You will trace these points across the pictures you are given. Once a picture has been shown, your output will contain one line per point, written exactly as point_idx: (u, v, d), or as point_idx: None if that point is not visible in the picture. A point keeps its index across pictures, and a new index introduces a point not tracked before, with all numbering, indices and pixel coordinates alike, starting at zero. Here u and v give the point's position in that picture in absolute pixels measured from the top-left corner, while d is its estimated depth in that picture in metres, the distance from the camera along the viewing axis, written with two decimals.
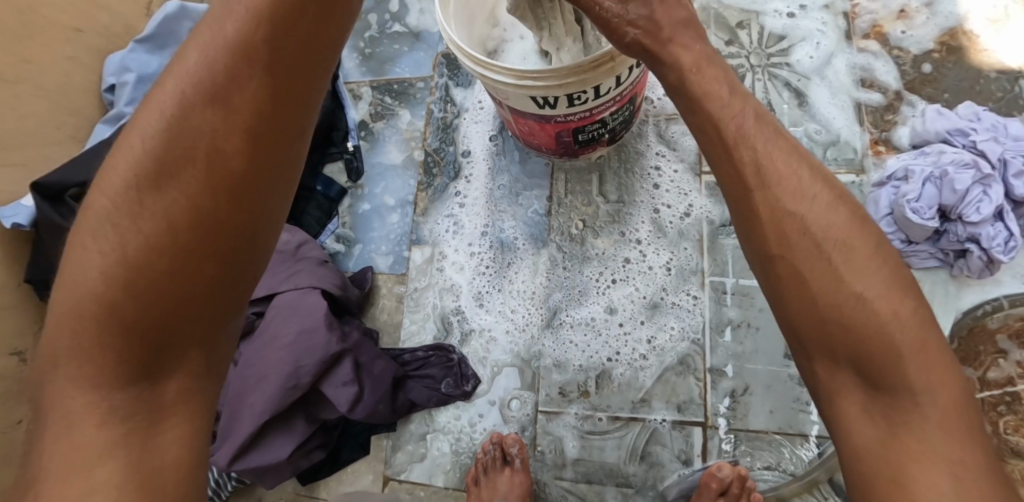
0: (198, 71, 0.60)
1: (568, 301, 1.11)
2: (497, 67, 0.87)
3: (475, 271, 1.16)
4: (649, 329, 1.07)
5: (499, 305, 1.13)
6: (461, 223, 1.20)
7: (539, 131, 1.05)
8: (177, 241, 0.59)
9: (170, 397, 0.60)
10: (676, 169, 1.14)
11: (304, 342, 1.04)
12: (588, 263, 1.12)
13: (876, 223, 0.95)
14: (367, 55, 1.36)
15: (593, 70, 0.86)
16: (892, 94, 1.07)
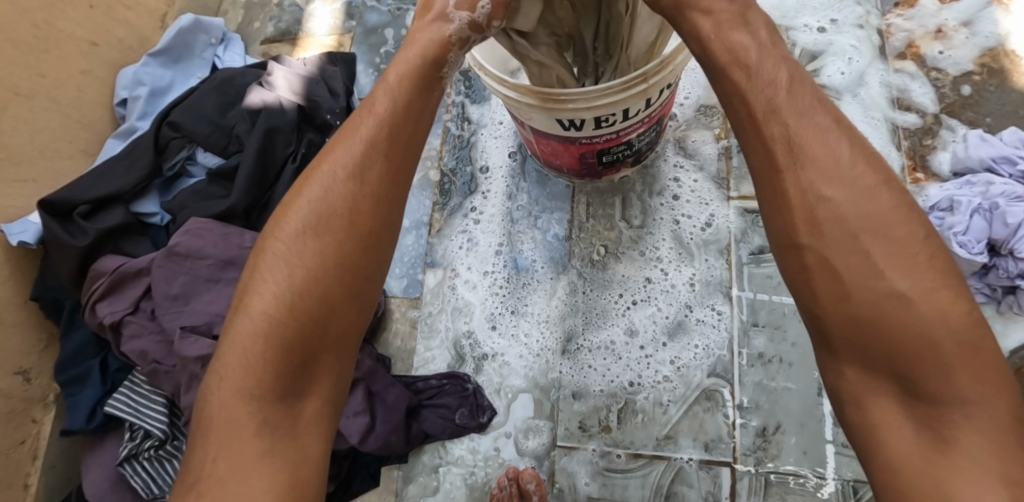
0: (340, 139, 0.71)
1: (585, 325, 1.06)
2: (523, 88, 0.83)
3: (489, 291, 1.12)
4: (671, 353, 1.02)
5: (513, 327, 1.09)
6: (475, 240, 1.16)
7: (563, 152, 1.01)
8: (312, 288, 0.67)
9: (306, 416, 0.66)
10: (695, 179, 1.10)
11: None
12: (606, 284, 1.08)
13: None
14: (383, 72, 1.33)
15: (624, 92, 0.81)
16: (931, 118, 1.02)
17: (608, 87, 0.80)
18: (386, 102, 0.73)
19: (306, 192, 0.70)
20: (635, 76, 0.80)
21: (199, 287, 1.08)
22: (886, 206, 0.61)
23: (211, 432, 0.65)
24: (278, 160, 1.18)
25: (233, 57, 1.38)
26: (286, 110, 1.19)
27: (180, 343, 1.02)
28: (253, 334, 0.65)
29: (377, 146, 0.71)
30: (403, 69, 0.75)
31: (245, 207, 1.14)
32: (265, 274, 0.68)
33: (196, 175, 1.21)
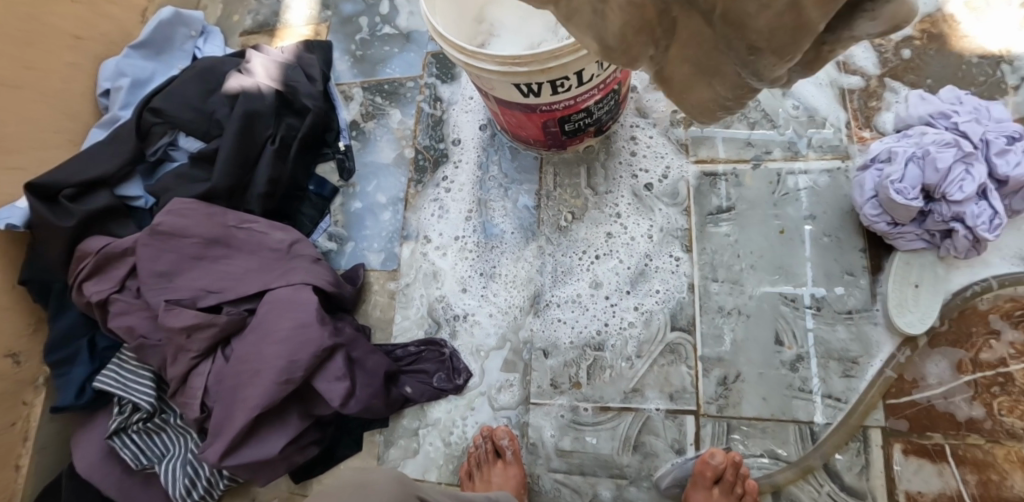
0: None
1: (551, 282, 1.12)
2: (482, 54, 0.89)
3: (459, 255, 1.18)
4: (633, 305, 1.07)
5: (484, 289, 1.14)
6: (446, 209, 1.21)
7: (527, 123, 1.07)
8: None
9: None
10: (651, 136, 1.15)
11: (299, 336, 1.04)
12: (571, 242, 1.13)
13: (862, 206, 0.95)
14: (359, 58, 1.38)
15: (574, 54, 0.87)
16: (876, 81, 1.09)
17: (559, 48, 0.86)
18: None
19: None
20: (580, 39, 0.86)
21: (184, 264, 1.13)
22: None
23: None
24: (258, 142, 1.22)
25: (212, 49, 1.43)
26: (264, 95, 1.24)
27: (165, 314, 1.06)
28: None
29: None
30: None
31: (228, 188, 1.19)
32: None
33: (178, 159, 1.25)
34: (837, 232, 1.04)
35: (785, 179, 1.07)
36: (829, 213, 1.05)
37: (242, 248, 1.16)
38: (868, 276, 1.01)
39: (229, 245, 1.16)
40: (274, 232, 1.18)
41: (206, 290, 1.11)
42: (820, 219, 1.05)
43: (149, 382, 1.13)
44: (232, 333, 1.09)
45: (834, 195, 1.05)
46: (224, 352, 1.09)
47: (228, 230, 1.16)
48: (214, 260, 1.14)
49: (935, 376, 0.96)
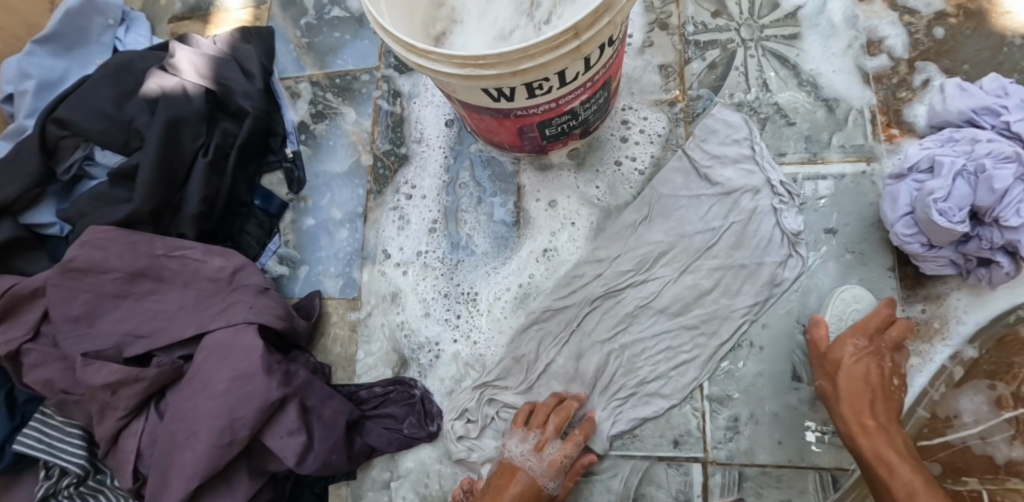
0: None
1: (528, 304, 1.00)
2: (436, 54, 0.70)
3: (421, 273, 1.05)
4: (612, 326, 0.94)
5: (452, 311, 1.02)
6: (408, 219, 1.08)
7: (499, 128, 0.90)
8: None
9: None
10: (645, 116, 1.01)
11: (239, 390, 0.90)
12: (552, 258, 1.00)
13: (893, 224, 0.81)
14: (305, 47, 1.20)
15: (554, 52, 0.70)
16: (905, 66, 0.94)
17: (533, 45, 0.68)
18: None
19: None
20: (564, 29, 0.68)
21: (104, 305, 0.97)
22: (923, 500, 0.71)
23: None
24: (186, 154, 1.05)
25: (136, 40, 1.23)
26: (190, 99, 1.06)
27: (83, 370, 0.90)
28: None
29: None
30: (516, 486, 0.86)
31: (153, 210, 1.02)
32: None
33: (98, 177, 1.08)
34: (861, 247, 0.90)
35: (781, 217, 0.91)
36: (852, 225, 0.91)
37: (175, 280, 1.01)
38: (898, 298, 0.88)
39: (158, 278, 1.00)
40: (212, 258, 1.02)
41: (133, 335, 0.96)
42: (841, 232, 0.91)
43: (79, 441, 0.99)
44: (163, 385, 0.94)
45: (857, 203, 0.91)
46: (157, 406, 0.95)
47: (156, 260, 1.00)
48: (141, 297, 0.99)
49: (971, 413, 0.84)
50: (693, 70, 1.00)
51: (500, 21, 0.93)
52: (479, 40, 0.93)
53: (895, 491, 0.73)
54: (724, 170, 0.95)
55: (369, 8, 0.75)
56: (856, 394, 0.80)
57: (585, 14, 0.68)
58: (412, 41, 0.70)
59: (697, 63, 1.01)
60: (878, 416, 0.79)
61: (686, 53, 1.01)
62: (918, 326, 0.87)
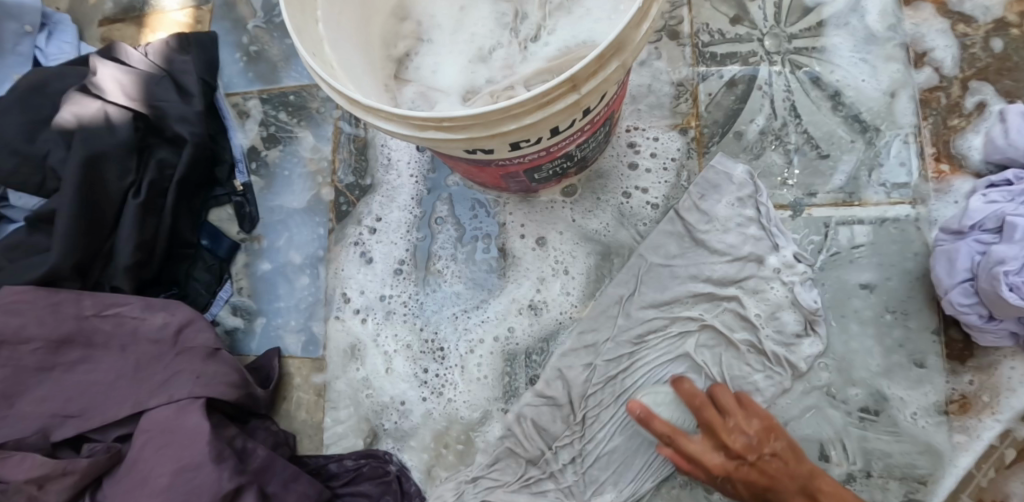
0: None
1: (514, 360, 0.87)
2: (387, 113, 0.54)
3: (384, 321, 0.92)
4: (622, 399, 0.81)
5: (417, 367, 0.90)
6: (372, 257, 0.94)
7: (478, 173, 0.75)
8: None
9: None
10: (656, 139, 0.87)
11: (183, 485, 0.78)
12: (538, 308, 0.88)
13: (949, 291, 0.69)
14: (254, 56, 1.03)
15: (545, 111, 0.54)
16: (957, 87, 0.81)
17: (515, 103, 0.52)
18: None
19: None
20: (560, 81, 0.52)
21: (26, 380, 0.84)
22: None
23: None
24: (114, 194, 0.90)
25: (60, 49, 1.06)
26: (115, 129, 0.90)
27: (0, 465, 0.78)
28: None
29: None
30: None
31: (76, 264, 0.88)
32: None
33: (16, 219, 0.95)
34: (903, 306, 0.78)
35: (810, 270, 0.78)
36: (893, 281, 0.79)
37: (108, 344, 0.87)
38: (943, 366, 0.76)
39: (89, 343, 0.87)
40: (153, 315, 0.88)
41: (62, 414, 0.84)
42: (880, 288, 0.79)
43: None
44: (99, 472, 0.82)
45: (898, 254, 0.79)
46: (93, 497, 0.82)
47: (85, 323, 0.87)
48: (69, 368, 0.86)
49: None
50: (709, 89, 0.86)
51: (477, 38, 0.74)
52: (454, 62, 0.74)
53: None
54: (741, 207, 0.81)
55: (301, 48, 0.59)
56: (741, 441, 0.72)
57: (586, 60, 0.52)
58: (353, 98, 0.54)
59: (714, 80, 0.86)
60: (772, 489, 0.71)
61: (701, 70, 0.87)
62: (966, 398, 0.76)
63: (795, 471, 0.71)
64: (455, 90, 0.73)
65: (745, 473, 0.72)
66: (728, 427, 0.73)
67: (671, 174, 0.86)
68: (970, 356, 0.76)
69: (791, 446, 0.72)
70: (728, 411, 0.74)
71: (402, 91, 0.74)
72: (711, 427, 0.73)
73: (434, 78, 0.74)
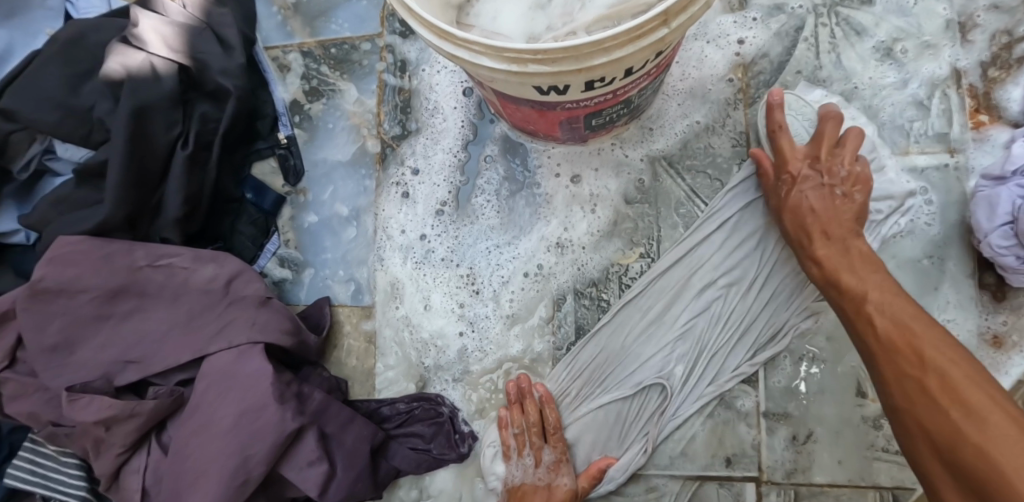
0: (881, 311, 0.70)
1: (554, 299, 0.91)
2: (479, 45, 0.55)
3: (422, 260, 0.95)
4: (664, 341, 0.85)
5: (455, 302, 0.93)
6: (414, 196, 0.96)
7: (538, 118, 0.77)
8: (941, 347, 0.65)
9: (937, 344, 0.65)
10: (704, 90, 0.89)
11: (248, 426, 0.81)
12: (575, 249, 0.91)
13: (989, 235, 0.74)
14: (292, 9, 1.03)
15: (635, 45, 0.55)
16: (999, 39, 0.84)
17: (610, 35, 0.53)
18: (920, 339, 0.66)
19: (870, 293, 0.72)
20: (652, 15, 0.53)
21: (86, 330, 0.86)
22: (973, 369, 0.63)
23: (919, 354, 0.66)
24: (161, 147, 0.91)
25: (90, 2, 1.04)
26: (161, 80, 0.91)
27: (69, 407, 0.81)
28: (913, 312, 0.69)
29: (918, 376, 0.65)
30: (876, 275, 0.73)
31: (127, 215, 0.89)
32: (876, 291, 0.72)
33: (63, 173, 0.96)
34: (941, 252, 0.82)
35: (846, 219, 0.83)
36: (930, 227, 0.82)
37: (161, 294, 0.89)
38: (977, 308, 0.81)
39: (142, 293, 0.89)
40: (203, 266, 0.90)
41: (122, 361, 0.86)
42: (918, 235, 0.83)
43: (77, 471, 0.88)
44: (162, 417, 0.85)
45: (937, 201, 0.83)
46: (158, 439, 0.86)
47: (138, 275, 0.88)
48: (125, 318, 0.88)
49: None
50: (757, 40, 0.89)
51: None
52: (514, 8, 0.75)
53: (934, 377, 0.63)
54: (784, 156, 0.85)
55: None
56: (925, 333, 0.67)
57: None
58: (448, 29, 0.54)
59: (762, 31, 0.89)
60: (819, 216, 0.77)
61: (748, 10, 0.89)
62: (997, 337, 0.80)
63: (843, 222, 0.77)
64: (518, 36, 0.74)
65: (827, 205, 0.78)
66: (832, 157, 0.80)
67: (715, 122, 0.89)
68: (1003, 298, 0.81)
69: (859, 204, 0.78)
70: (800, 149, 0.82)
71: None
72: (793, 205, 0.79)
73: (495, 24, 0.75)
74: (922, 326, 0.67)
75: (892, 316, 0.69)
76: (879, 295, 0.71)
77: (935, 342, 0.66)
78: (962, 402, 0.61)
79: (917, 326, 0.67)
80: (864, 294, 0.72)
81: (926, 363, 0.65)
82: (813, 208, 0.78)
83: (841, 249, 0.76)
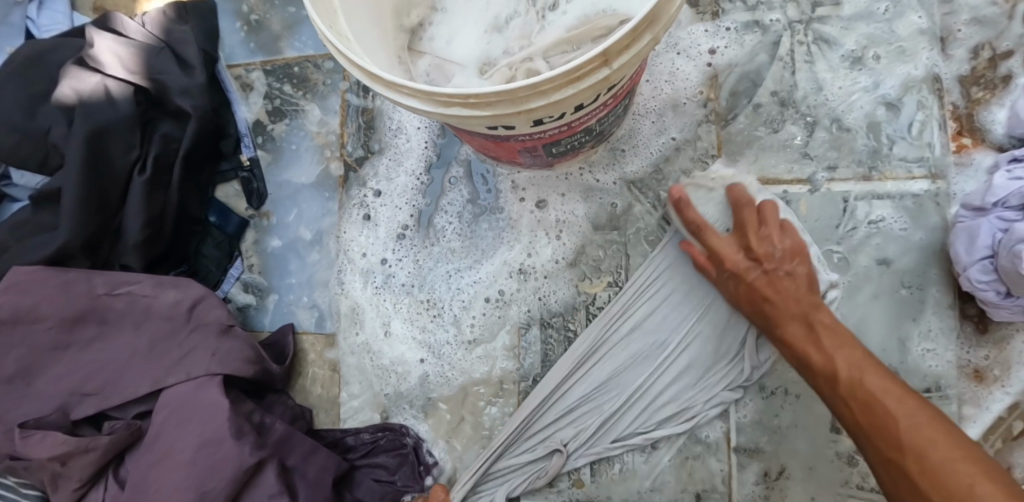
0: (864, 384, 0.65)
1: (517, 325, 0.88)
2: (410, 89, 0.52)
3: (382, 286, 0.92)
4: (635, 376, 0.82)
5: (415, 327, 0.91)
6: (376, 219, 0.93)
7: (495, 147, 0.74)
8: (901, 410, 0.62)
9: (875, 388, 0.64)
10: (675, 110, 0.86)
11: (206, 459, 0.78)
12: (538, 275, 0.88)
13: (968, 268, 0.71)
14: (255, 25, 1.00)
15: (575, 86, 0.52)
16: (982, 58, 0.80)
17: (545, 78, 0.50)
18: (880, 404, 0.63)
19: (837, 355, 0.68)
20: (592, 55, 0.50)
21: (43, 361, 0.84)
22: (941, 435, 0.59)
23: (868, 403, 0.63)
24: (119, 171, 0.88)
25: (52, 20, 1.01)
26: (117, 103, 0.88)
27: (23, 443, 0.79)
28: (897, 395, 0.63)
29: (882, 402, 0.63)
30: (839, 350, 0.68)
31: (84, 242, 0.86)
32: (835, 355, 0.68)
33: (20, 199, 0.94)
34: (921, 281, 0.79)
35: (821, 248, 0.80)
36: (910, 255, 0.79)
37: (122, 322, 0.87)
38: (957, 341, 0.77)
39: (101, 321, 0.87)
40: (163, 292, 0.88)
41: (79, 393, 0.84)
42: (897, 263, 0.79)
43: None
44: (121, 449, 0.83)
45: (915, 229, 0.79)
46: (116, 473, 0.84)
47: (96, 302, 0.86)
48: (84, 347, 0.86)
49: None
50: (730, 58, 0.85)
51: (493, 6, 0.71)
52: (469, 31, 0.71)
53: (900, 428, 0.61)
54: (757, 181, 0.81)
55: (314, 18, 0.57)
56: (854, 361, 0.67)
57: (620, 33, 0.50)
58: (378, 73, 0.52)
59: (735, 50, 0.85)
60: (774, 303, 0.73)
61: (721, 20, 0.86)
62: (979, 370, 0.77)
63: (801, 299, 0.73)
64: (472, 62, 0.70)
65: (753, 276, 0.75)
66: (761, 236, 0.77)
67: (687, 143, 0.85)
68: (984, 330, 0.77)
69: (807, 276, 0.75)
70: (726, 236, 0.78)
71: (417, 64, 0.72)
72: (743, 228, 0.77)
73: (449, 49, 0.72)
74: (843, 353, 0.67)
75: (849, 362, 0.67)
76: (840, 350, 0.68)
77: (886, 392, 0.63)
78: (916, 453, 0.59)
79: (891, 396, 0.63)
80: (818, 328, 0.70)
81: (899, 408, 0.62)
82: (738, 279, 0.76)
83: (814, 343, 0.70)
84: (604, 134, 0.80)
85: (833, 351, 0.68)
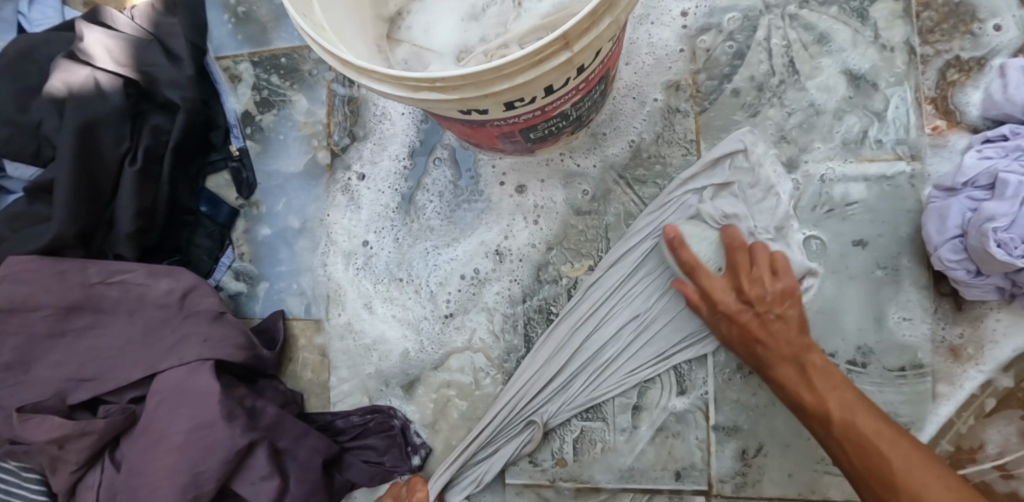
0: (842, 402, 0.69)
1: (493, 301, 0.90)
2: (379, 74, 0.54)
3: (364, 266, 0.94)
4: (608, 351, 0.85)
5: (395, 306, 0.93)
6: (360, 204, 0.95)
7: (473, 133, 0.75)
8: (870, 418, 0.68)
9: (848, 399, 0.69)
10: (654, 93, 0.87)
11: (199, 442, 0.81)
12: (515, 252, 0.90)
13: (939, 248, 0.72)
14: (242, 17, 1.01)
15: (539, 69, 0.53)
16: (957, 40, 0.81)
17: (508, 61, 0.51)
18: (855, 432, 0.67)
19: (831, 396, 0.70)
20: (552, 38, 0.51)
21: (39, 348, 0.86)
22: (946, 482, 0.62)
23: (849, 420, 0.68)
24: (110, 162, 0.90)
25: (43, 14, 1.03)
26: (107, 96, 0.90)
27: (21, 426, 0.81)
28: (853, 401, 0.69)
29: (859, 407, 0.69)
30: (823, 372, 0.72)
31: (79, 232, 0.88)
32: (827, 395, 0.70)
33: (15, 191, 0.96)
34: (896, 262, 0.80)
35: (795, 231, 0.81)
36: (884, 237, 0.80)
37: (116, 310, 0.89)
38: (932, 320, 0.79)
39: (96, 309, 0.89)
40: (158, 281, 0.90)
41: (75, 379, 0.87)
42: (872, 245, 0.80)
43: (37, 486, 0.88)
44: (117, 433, 0.86)
45: (890, 210, 0.80)
46: (113, 455, 0.86)
47: (91, 291, 0.88)
48: (79, 335, 0.88)
49: (996, 444, 0.76)
50: (710, 43, 0.86)
51: None
52: (446, 20, 0.73)
53: (830, 409, 0.69)
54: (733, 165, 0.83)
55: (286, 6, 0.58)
56: (819, 378, 0.71)
57: (579, 17, 0.51)
58: (349, 59, 0.54)
59: (715, 34, 0.86)
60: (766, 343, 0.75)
61: None
62: (954, 348, 0.78)
63: (792, 340, 0.74)
64: (449, 50, 0.72)
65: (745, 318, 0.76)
66: (751, 277, 0.77)
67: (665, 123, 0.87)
68: (959, 309, 0.78)
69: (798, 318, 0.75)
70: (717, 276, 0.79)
71: (395, 52, 0.74)
72: (736, 269, 0.78)
73: (427, 37, 0.73)
74: (843, 391, 0.70)
75: (842, 403, 0.69)
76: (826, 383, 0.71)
77: (866, 414, 0.68)
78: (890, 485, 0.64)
79: (868, 428, 0.67)
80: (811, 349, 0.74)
81: (894, 440, 0.65)
82: (726, 321, 0.77)
83: (809, 379, 0.72)
84: (583, 120, 0.81)
85: (817, 373, 0.72)
